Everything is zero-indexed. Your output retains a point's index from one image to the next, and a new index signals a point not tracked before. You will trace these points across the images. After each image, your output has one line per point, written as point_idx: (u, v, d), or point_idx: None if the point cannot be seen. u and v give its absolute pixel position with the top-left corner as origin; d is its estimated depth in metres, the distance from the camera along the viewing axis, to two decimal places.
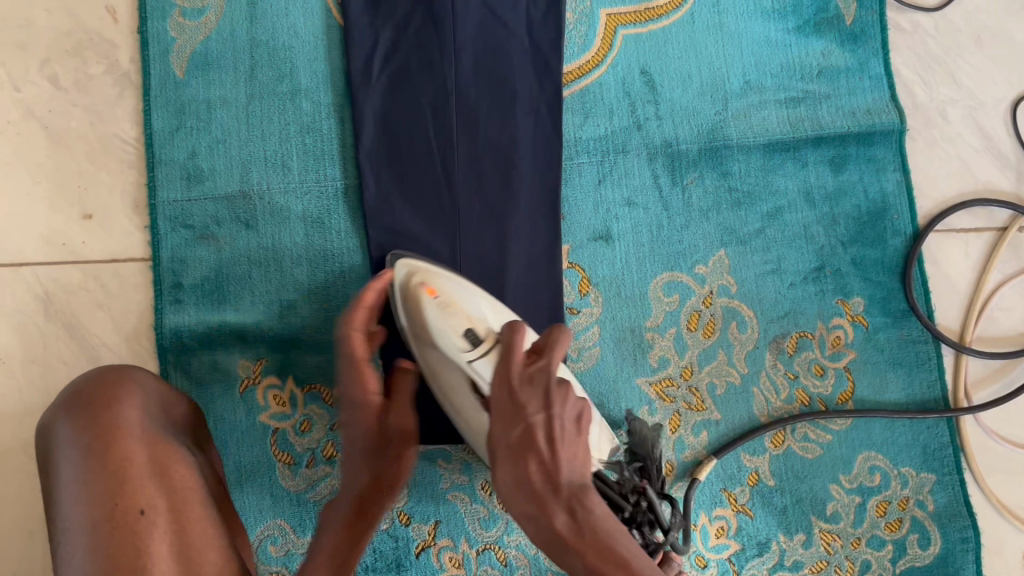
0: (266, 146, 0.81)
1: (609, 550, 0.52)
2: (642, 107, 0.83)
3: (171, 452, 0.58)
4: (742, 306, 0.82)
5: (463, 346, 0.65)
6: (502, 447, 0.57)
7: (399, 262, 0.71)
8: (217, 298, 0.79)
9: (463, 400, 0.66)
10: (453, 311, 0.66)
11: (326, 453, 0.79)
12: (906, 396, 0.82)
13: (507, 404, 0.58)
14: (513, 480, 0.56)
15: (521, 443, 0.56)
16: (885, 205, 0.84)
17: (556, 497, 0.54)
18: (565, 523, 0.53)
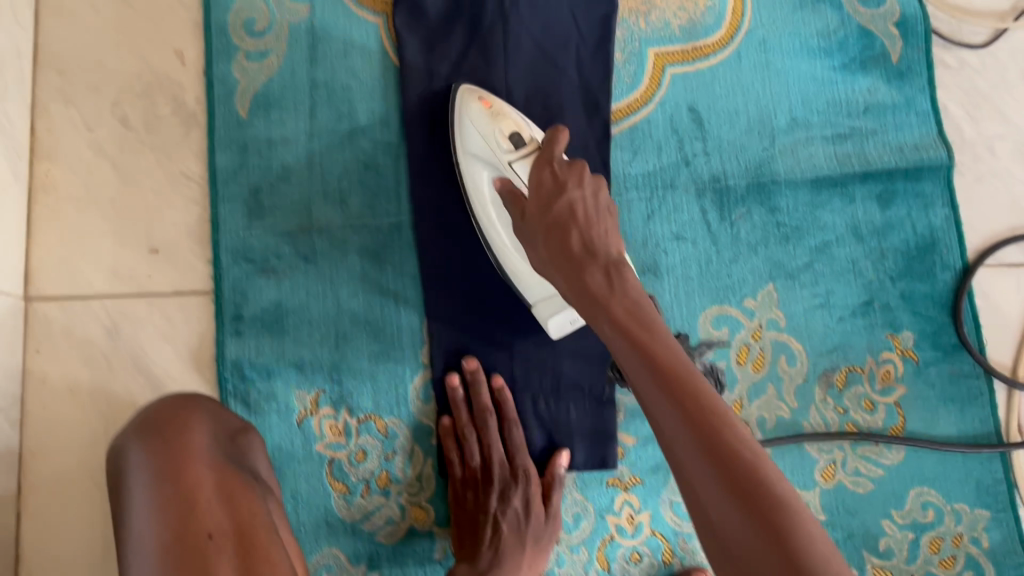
0: (326, 183, 0.83)
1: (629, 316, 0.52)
2: (691, 144, 0.85)
3: (238, 480, 0.60)
4: (791, 340, 0.83)
5: (505, 148, 0.71)
6: (541, 215, 0.61)
7: (457, 86, 0.78)
8: (277, 330, 0.81)
9: (498, 213, 0.73)
10: (502, 120, 0.72)
11: (380, 483, 0.80)
12: (958, 431, 0.81)
13: (552, 177, 0.62)
14: (549, 243, 0.59)
15: (562, 200, 0.60)
16: (933, 240, 0.84)
17: (586, 250, 0.57)
18: (601, 280, 0.55)
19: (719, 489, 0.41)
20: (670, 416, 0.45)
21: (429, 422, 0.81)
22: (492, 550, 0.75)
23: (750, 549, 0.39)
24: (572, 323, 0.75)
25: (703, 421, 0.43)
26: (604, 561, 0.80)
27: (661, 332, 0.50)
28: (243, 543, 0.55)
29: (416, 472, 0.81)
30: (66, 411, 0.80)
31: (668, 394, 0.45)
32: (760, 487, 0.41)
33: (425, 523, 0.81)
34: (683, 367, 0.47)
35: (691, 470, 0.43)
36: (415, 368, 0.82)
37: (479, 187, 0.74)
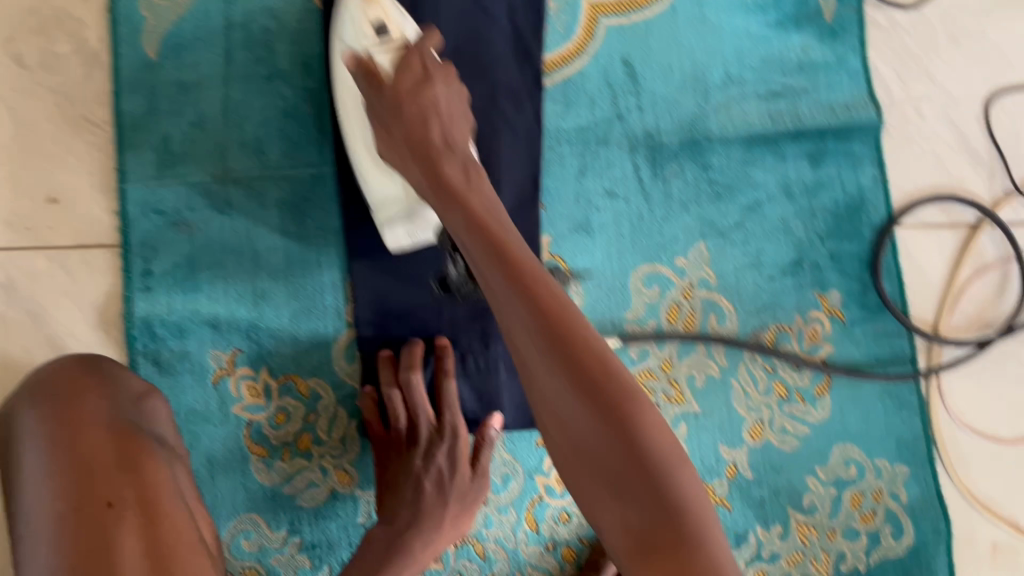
0: (242, 131, 0.78)
1: (497, 238, 0.49)
2: (624, 99, 0.83)
3: (144, 444, 0.56)
4: (722, 299, 0.82)
5: (366, 35, 0.65)
6: (398, 96, 0.59)
7: None
8: (189, 286, 0.77)
9: (351, 102, 0.70)
10: (372, 7, 0.65)
11: (301, 446, 0.77)
12: (874, 358, 0.83)
13: (422, 74, 0.60)
14: (406, 132, 0.58)
15: (425, 93, 0.59)
16: (862, 199, 0.84)
17: (434, 148, 0.56)
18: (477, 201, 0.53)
19: (572, 398, 0.43)
20: (516, 314, 0.45)
21: (353, 382, 0.78)
22: (412, 512, 0.73)
23: (577, 419, 0.42)
24: (408, 237, 0.70)
25: (552, 324, 0.44)
26: (532, 521, 0.79)
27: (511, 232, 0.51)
28: (148, 509, 0.52)
29: (338, 435, 0.78)
30: None
31: (510, 282, 0.46)
32: (604, 391, 0.43)
33: (347, 486, 0.78)
34: (534, 273, 0.47)
35: (536, 367, 0.44)
36: (337, 328, 0.78)
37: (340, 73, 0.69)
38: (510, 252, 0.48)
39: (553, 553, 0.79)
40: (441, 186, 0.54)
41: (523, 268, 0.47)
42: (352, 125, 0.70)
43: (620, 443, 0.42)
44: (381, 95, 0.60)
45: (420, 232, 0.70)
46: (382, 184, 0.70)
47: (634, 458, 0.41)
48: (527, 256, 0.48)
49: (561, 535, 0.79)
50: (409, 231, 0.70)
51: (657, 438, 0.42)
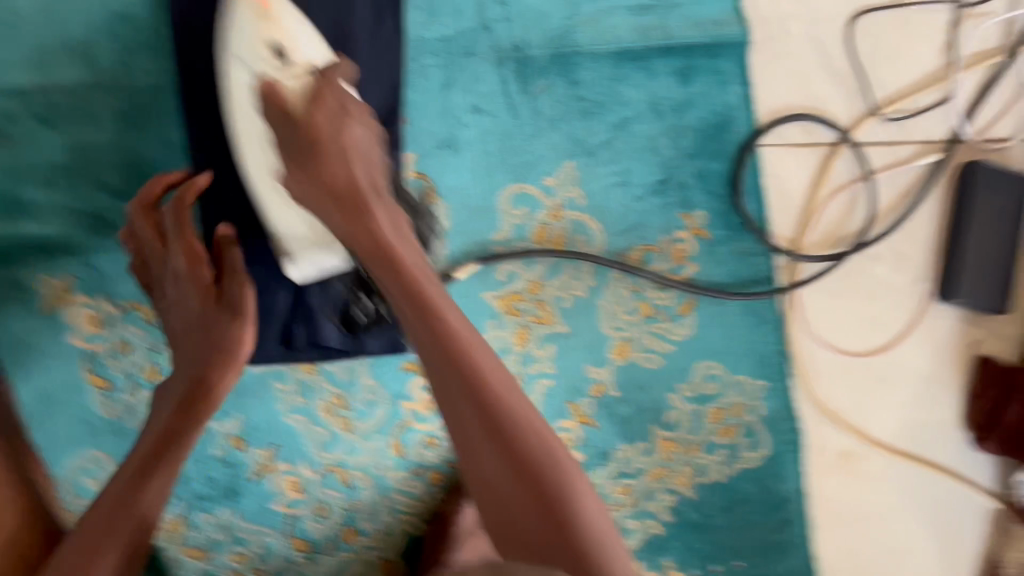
0: (64, 33, 0.70)
1: (415, 283, 0.53)
2: (490, 8, 0.78)
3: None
4: (589, 219, 0.81)
5: (265, 61, 0.60)
6: (312, 134, 0.54)
7: None
8: (11, 207, 0.70)
9: (244, 119, 0.63)
10: (273, 29, 0.60)
11: (148, 377, 0.73)
12: (736, 277, 0.84)
13: (340, 107, 0.55)
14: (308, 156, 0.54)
15: (343, 132, 0.55)
16: (729, 118, 0.84)
17: (363, 202, 0.54)
18: (383, 221, 0.55)
19: (496, 459, 0.51)
20: (437, 370, 0.52)
21: None
22: (207, 362, 0.61)
23: (504, 487, 0.51)
24: (316, 270, 0.67)
25: (476, 388, 0.51)
26: (398, 447, 0.77)
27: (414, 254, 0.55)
28: None
29: None
30: None
31: (430, 331, 0.52)
32: (523, 455, 0.51)
33: None
34: (452, 323, 0.52)
35: (468, 429, 0.52)
36: None
37: (234, 85, 0.63)
38: (415, 278, 0.53)
39: (420, 477, 0.79)
40: (357, 224, 0.54)
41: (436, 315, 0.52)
42: (246, 148, 0.64)
43: (535, 504, 0.51)
44: (293, 125, 0.55)
45: (331, 263, 0.67)
46: (286, 214, 0.65)
47: (551, 518, 0.51)
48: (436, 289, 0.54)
49: (428, 458, 0.78)
50: (320, 263, 0.67)
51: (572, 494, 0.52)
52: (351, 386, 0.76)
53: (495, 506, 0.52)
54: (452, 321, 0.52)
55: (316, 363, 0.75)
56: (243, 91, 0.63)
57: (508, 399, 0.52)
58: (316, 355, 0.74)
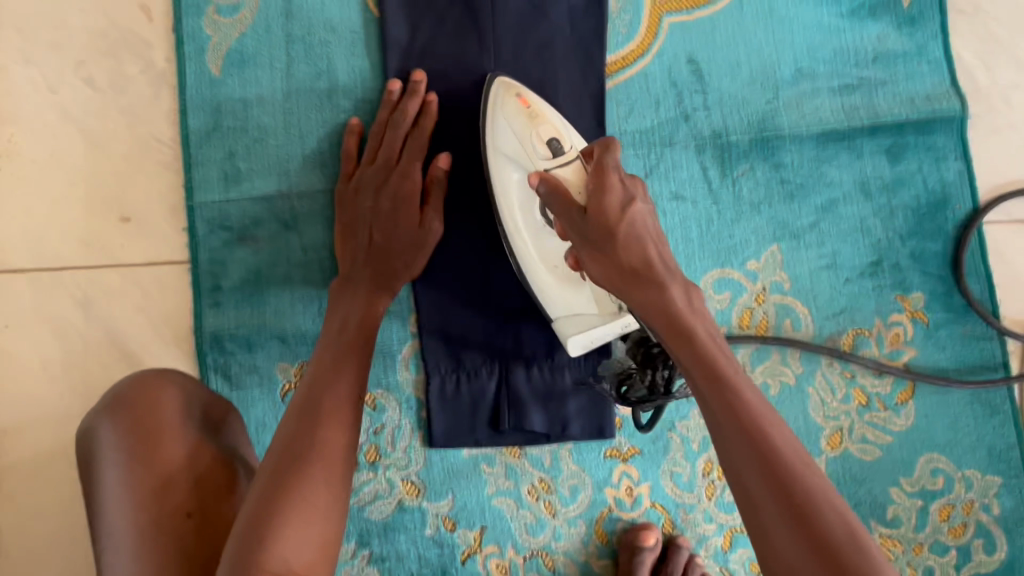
0: (305, 146, 0.79)
1: (713, 360, 0.48)
2: (689, 97, 0.80)
3: (155, 402, 0.63)
4: (796, 303, 0.79)
5: (539, 156, 0.64)
6: (607, 224, 0.53)
7: (497, 79, 0.71)
8: (256, 300, 0.78)
9: (523, 215, 0.68)
10: (540, 125, 0.65)
11: (368, 458, 0.77)
12: (960, 362, 0.79)
13: (623, 188, 0.55)
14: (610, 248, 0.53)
15: (633, 214, 0.53)
16: (945, 195, 0.80)
17: (650, 274, 0.52)
18: (679, 297, 0.52)
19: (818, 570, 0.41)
20: (742, 457, 0.44)
21: (420, 393, 0.78)
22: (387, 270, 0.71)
23: None
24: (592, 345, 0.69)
25: (786, 486, 0.43)
26: (602, 535, 0.78)
27: (726, 348, 0.50)
28: (201, 487, 0.61)
29: (406, 446, 0.77)
30: (37, 390, 0.77)
31: (740, 426, 0.45)
32: (851, 569, 0.40)
33: (415, 497, 0.77)
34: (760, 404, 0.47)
35: (775, 533, 0.43)
36: (402, 339, 0.78)
37: (505, 186, 0.68)
38: (728, 375, 0.48)
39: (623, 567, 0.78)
40: (651, 294, 0.52)
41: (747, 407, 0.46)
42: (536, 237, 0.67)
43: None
44: (587, 219, 0.54)
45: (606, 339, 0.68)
46: (569, 294, 0.67)
47: None
48: (756, 398, 0.47)
49: None
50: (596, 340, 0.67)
51: None
52: (555, 470, 0.77)
53: None
54: (757, 402, 0.47)
55: (523, 447, 0.77)
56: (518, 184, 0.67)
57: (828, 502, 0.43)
58: (522, 439, 0.77)
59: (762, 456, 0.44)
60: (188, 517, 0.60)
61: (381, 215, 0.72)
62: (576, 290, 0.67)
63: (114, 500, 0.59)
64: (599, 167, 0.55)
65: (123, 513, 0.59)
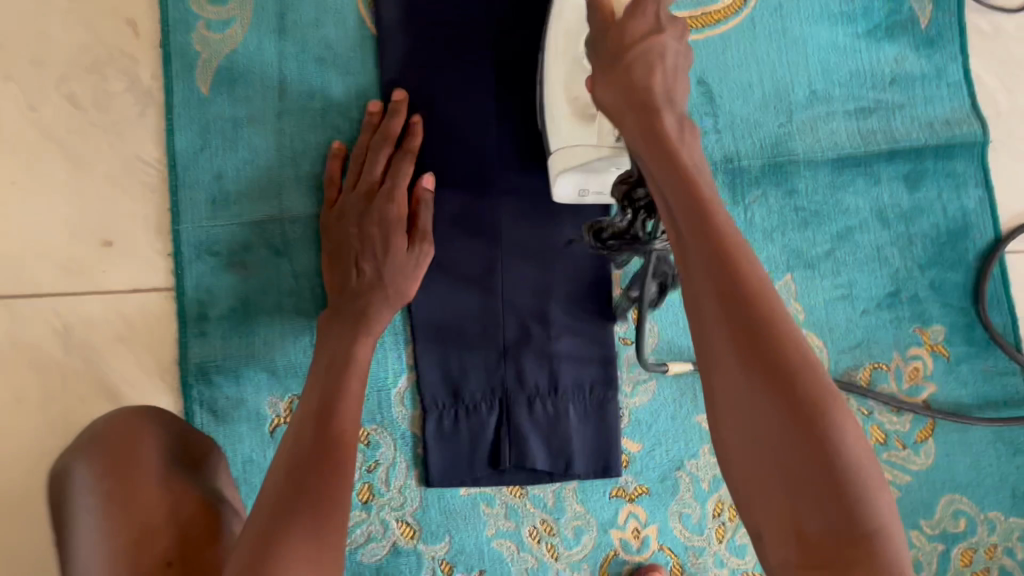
0: (297, 167, 0.75)
1: (691, 181, 0.44)
2: (699, 119, 0.77)
3: (133, 444, 0.60)
4: (811, 335, 0.76)
5: None
6: (622, 46, 0.51)
7: None
8: (245, 330, 0.74)
9: (566, 45, 0.64)
10: None
11: (361, 496, 0.73)
12: (982, 398, 0.75)
13: (654, 19, 0.52)
14: (622, 71, 0.51)
15: (654, 42, 0.51)
16: (966, 224, 0.76)
17: (654, 105, 0.49)
18: (670, 125, 0.48)
19: (756, 384, 0.37)
20: (703, 290, 0.40)
21: (417, 430, 0.74)
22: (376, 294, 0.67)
23: (754, 407, 0.37)
24: (576, 189, 0.65)
25: (740, 297, 0.39)
26: None
27: (706, 174, 0.46)
28: (183, 531, 0.57)
29: (401, 485, 0.73)
30: (11, 425, 0.73)
31: (702, 236, 0.41)
32: (796, 388, 0.37)
33: (411, 539, 0.73)
34: (740, 246, 0.41)
35: (717, 344, 0.39)
36: (398, 371, 0.74)
37: (563, 9, 0.65)
38: (701, 192, 0.44)
39: None
40: (645, 123, 0.48)
41: (713, 219, 0.42)
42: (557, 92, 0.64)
43: (802, 482, 0.36)
44: (605, 37, 0.53)
45: (596, 184, 0.64)
46: (571, 134, 0.63)
47: (813, 450, 0.36)
48: (726, 215, 0.43)
49: None
50: (583, 183, 0.64)
51: (849, 445, 0.36)
52: (559, 511, 0.74)
53: (740, 442, 0.38)
54: (726, 219, 0.42)
55: (525, 486, 0.74)
56: (573, 20, 0.64)
57: (788, 332, 0.38)
58: (523, 477, 0.73)
59: (719, 263, 0.40)
60: (166, 566, 0.55)
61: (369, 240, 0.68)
62: (583, 126, 0.62)
63: (87, 550, 0.55)
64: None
65: (96, 560, 0.55)
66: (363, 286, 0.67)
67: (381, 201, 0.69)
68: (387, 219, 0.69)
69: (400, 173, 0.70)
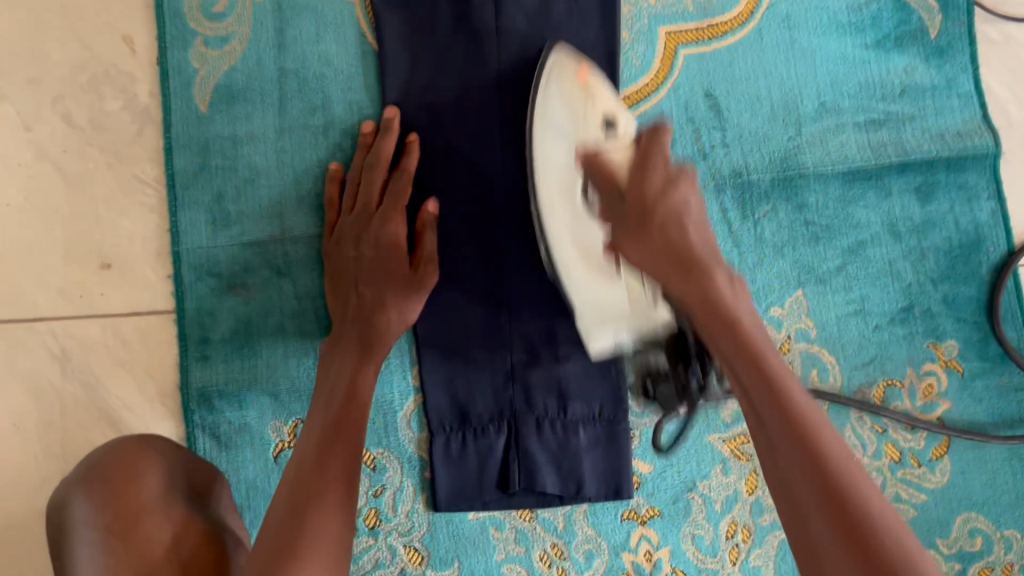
0: (298, 186, 0.74)
1: (745, 332, 0.47)
2: (707, 133, 0.75)
3: (136, 469, 0.58)
4: (823, 352, 0.74)
5: (595, 129, 0.63)
6: (644, 205, 0.55)
7: (555, 44, 0.69)
8: (248, 353, 0.72)
9: (566, 200, 0.63)
10: (596, 100, 0.65)
11: (368, 522, 0.71)
12: (996, 416, 0.74)
13: (665, 171, 0.57)
14: (657, 232, 0.54)
15: (676, 194, 0.56)
16: (978, 237, 0.75)
17: (698, 263, 0.52)
18: (723, 285, 0.51)
19: (836, 530, 0.38)
20: (773, 438, 0.42)
21: (423, 452, 0.72)
22: (379, 318, 0.65)
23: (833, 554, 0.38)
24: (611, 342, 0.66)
25: (810, 445, 0.41)
26: None
27: (759, 327, 0.48)
28: (185, 567, 0.55)
29: (408, 510, 0.72)
30: (9, 453, 0.71)
31: (765, 385, 0.43)
32: (873, 533, 0.37)
33: (419, 565, 0.72)
34: (801, 396, 0.43)
35: (795, 491, 0.40)
36: (404, 393, 0.73)
37: (550, 163, 0.64)
38: (756, 344, 0.46)
39: None
40: (698, 282, 0.51)
41: (774, 368, 0.44)
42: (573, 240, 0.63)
43: None
44: (623, 202, 0.56)
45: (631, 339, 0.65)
46: (599, 286, 0.63)
47: None
48: (783, 364, 0.45)
49: None
50: (618, 337, 0.65)
51: None
52: (569, 534, 0.72)
53: None
54: (783, 368, 0.45)
55: (534, 510, 0.72)
56: (564, 153, 0.63)
57: (856, 479, 0.40)
58: (532, 500, 0.72)
59: (784, 412, 0.42)
60: None
61: (368, 264, 0.67)
62: (609, 280, 0.63)
63: None
64: (646, 144, 0.57)
65: None
66: (364, 309, 0.65)
67: (376, 229, 0.68)
68: (387, 244, 0.68)
69: (397, 194, 0.69)
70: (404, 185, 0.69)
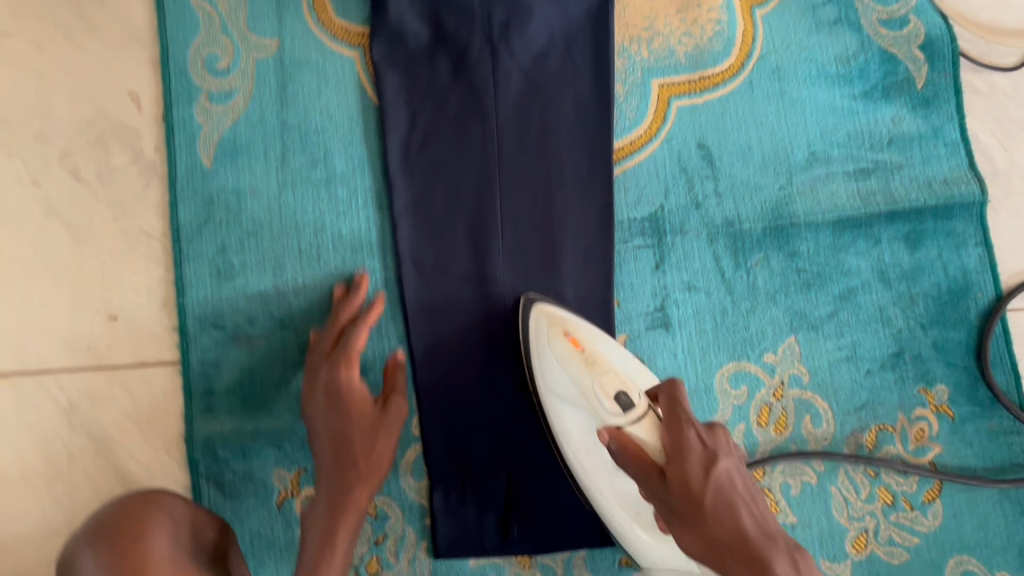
0: (301, 238, 0.75)
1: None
2: (700, 184, 0.77)
3: (143, 532, 0.58)
4: (816, 398, 0.76)
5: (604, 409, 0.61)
6: (692, 493, 0.51)
7: (534, 307, 0.69)
8: (251, 403, 0.74)
9: (597, 461, 0.65)
10: (596, 367, 0.63)
11: (370, 569, 0.72)
12: (987, 460, 0.75)
13: (702, 444, 0.53)
14: (707, 528, 0.50)
15: (720, 473, 0.51)
16: (966, 283, 0.77)
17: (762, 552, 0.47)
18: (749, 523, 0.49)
19: None
20: None
21: (422, 499, 0.74)
22: (347, 474, 0.65)
23: None
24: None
25: None
26: None
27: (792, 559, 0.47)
28: None
29: (409, 556, 0.73)
30: (16, 503, 0.72)
31: None
32: None
33: None
34: None
35: None
36: (406, 441, 0.74)
37: (574, 438, 0.66)
38: None
39: None
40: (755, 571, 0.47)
41: None
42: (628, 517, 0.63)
43: None
44: (667, 487, 0.52)
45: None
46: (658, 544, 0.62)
47: None
48: None
49: None
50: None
51: None
52: None
53: None
54: None
55: (533, 556, 0.74)
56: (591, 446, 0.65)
57: None
58: (532, 546, 0.73)
59: None
60: None
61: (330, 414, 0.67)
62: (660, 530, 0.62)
63: None
64: (672, 409, 0.56)
65: None
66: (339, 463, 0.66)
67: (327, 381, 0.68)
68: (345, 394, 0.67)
69: (349, 342, 0.69)
70: (358, 333, 0.69)
